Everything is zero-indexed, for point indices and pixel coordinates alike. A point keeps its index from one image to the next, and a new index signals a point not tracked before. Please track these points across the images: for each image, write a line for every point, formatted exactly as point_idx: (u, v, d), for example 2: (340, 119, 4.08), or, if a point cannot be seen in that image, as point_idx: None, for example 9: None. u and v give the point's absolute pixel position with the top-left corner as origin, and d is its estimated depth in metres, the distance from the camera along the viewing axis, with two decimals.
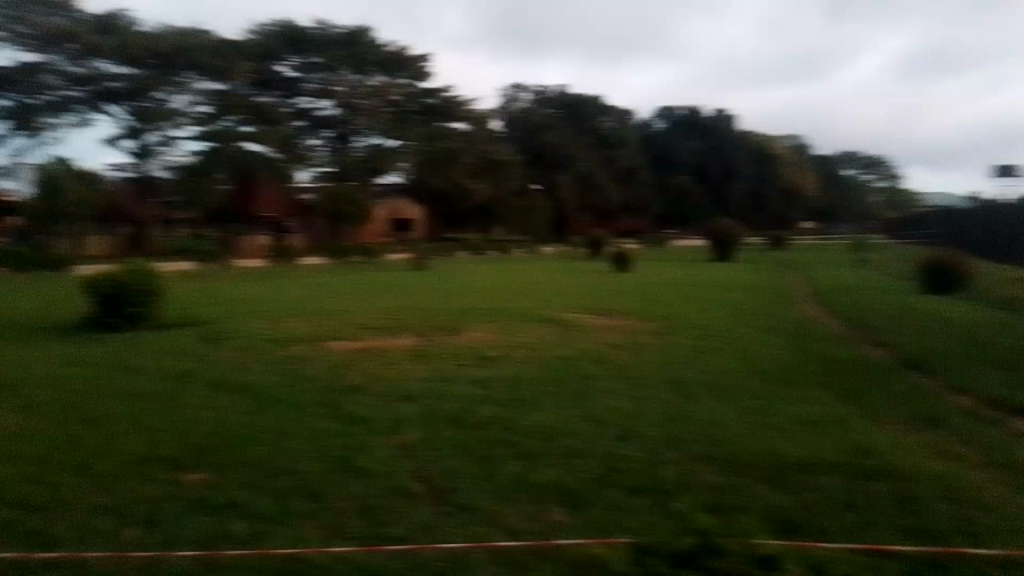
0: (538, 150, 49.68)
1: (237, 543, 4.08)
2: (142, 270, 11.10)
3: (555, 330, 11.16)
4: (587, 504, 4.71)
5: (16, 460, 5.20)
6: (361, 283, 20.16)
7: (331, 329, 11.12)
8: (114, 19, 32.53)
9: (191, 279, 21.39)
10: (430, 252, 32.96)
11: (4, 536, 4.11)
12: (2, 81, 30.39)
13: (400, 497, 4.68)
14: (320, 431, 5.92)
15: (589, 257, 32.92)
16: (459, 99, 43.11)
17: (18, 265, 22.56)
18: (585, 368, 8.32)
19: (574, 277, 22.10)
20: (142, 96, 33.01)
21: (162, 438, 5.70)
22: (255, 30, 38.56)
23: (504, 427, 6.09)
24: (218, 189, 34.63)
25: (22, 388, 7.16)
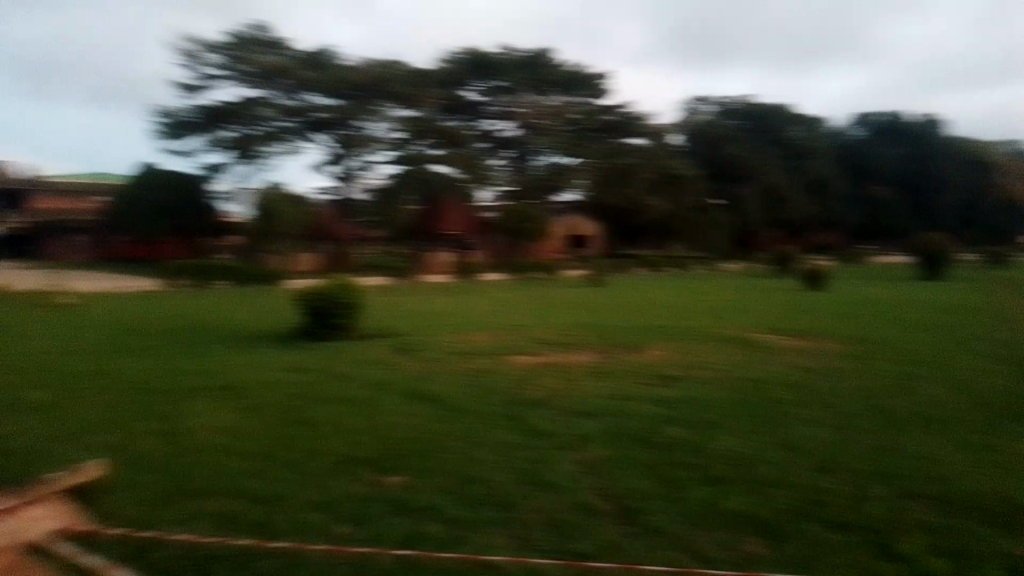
0: (720, 165, 48.16)
1: (435, 546, 4.29)
2: (345, 286, 12.04)
3: (740, 350, 10.73)
4: (785, 536, 4.49)
5: (244, 455, 5.81)
6: (541, 299, 20.48)
7: (514, 343, 11.45)
8: (322, 56, 35.90)
9: (383, 293, 22.87)
10: (608, 269, 32.97)
11: (238, 523, 4.60)
12: (229, 116, 34.35)
13: (587, 513, 4.72)
14: (507, 443, 6.09)
15: (777, 275, 31.32)
16: (639, 115, 42.94)
17: (239, 279, 25.20)
18: (776, 392, 7.92)
19: (760, 295, 21.08)
20: (345, 125, 36.04)
21: (365, 441, 6.13)
22: (446, 58, 40.60)
23: (690, 450, 5.94)
24: (407, 208, 36.79)
25: (246, 390, 8.00)
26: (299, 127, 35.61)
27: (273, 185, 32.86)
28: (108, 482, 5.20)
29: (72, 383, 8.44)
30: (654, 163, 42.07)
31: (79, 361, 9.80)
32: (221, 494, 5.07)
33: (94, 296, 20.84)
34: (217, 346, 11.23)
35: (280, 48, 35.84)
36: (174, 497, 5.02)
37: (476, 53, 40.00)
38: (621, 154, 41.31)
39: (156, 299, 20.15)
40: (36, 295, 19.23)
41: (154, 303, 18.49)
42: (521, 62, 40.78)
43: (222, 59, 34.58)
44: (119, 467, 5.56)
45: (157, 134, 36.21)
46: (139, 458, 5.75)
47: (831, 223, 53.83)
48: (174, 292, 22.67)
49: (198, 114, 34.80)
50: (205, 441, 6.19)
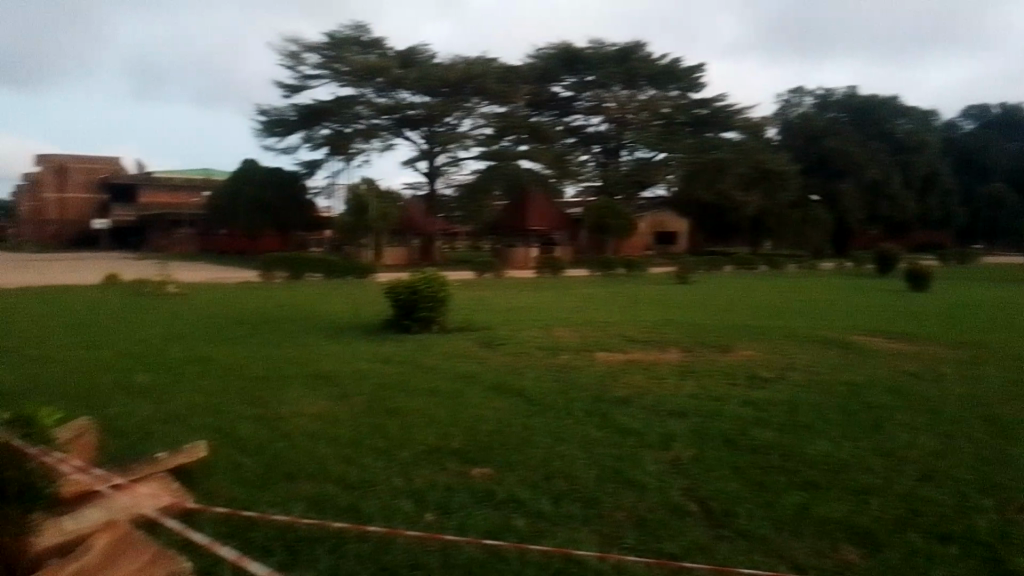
0: (818, 159, 46.10)
1: (521, 538, 4.32)
2: (432, 279, 12.24)
3: (836, 352, 10.36)
4: (885, 546, 4.30)
5: (336, 442, 6.00)
6: (630, 295, 20.34)
7: (598, 340, 11.39)
8: (416, 54, 36.88)
9: (469, 287, 23.16)
10: (695, 266, 32.29)
11: (331, 507, 4.75)
12: (325, 114, 35.50)
13: (675, 514, 4.65)
14: (592, 439, 6.07)
15: (876, 275, 29.98)
16: (732, 108, 42.09)
17: (331, 271, 26.04)
18: (874, 397, 7.61)
19: (859, 296, 20.28)
20: (436, 122, 36.51)
21: (452, 432, 6.24)
22: (536, 54, 40.77)
23: (782, 453, 5.78)
24: (493, 205, 37.33)
25: (339, 379, 8.27)
26: (391, 124, 36.38)
27: (364, 181, 33.57)
28: (209, 465, 5.47)
29: (178, 367, 8.95)
30: (746, 158, 40.94)
31: (185, 347, 10.38)
32: (315, 478, 5.26)
33: (197, 285, 21.93)
34: (311, 336, 11.66)
35: (377, 48, 36.95)
36: (270, 480, 5.24)
37: (567, 48, 39.89)
38: (713, 149, 40.41)
39: (255, 289, 21.02)
40: (146, 284, 20.38)
41: (252, 293, 19.28)
42: (614, 56, 40.30)
43: (320, 59, 35.87)
44: (221, 449, 5.85)
45: (259, 132, 37.91)
46: (238, 441, 6.04)
47: (939, 220, 50.82)
48: (270, 283, 23.59)
49: (297, 112, 36.17)
50: (299, 426, 6.44)
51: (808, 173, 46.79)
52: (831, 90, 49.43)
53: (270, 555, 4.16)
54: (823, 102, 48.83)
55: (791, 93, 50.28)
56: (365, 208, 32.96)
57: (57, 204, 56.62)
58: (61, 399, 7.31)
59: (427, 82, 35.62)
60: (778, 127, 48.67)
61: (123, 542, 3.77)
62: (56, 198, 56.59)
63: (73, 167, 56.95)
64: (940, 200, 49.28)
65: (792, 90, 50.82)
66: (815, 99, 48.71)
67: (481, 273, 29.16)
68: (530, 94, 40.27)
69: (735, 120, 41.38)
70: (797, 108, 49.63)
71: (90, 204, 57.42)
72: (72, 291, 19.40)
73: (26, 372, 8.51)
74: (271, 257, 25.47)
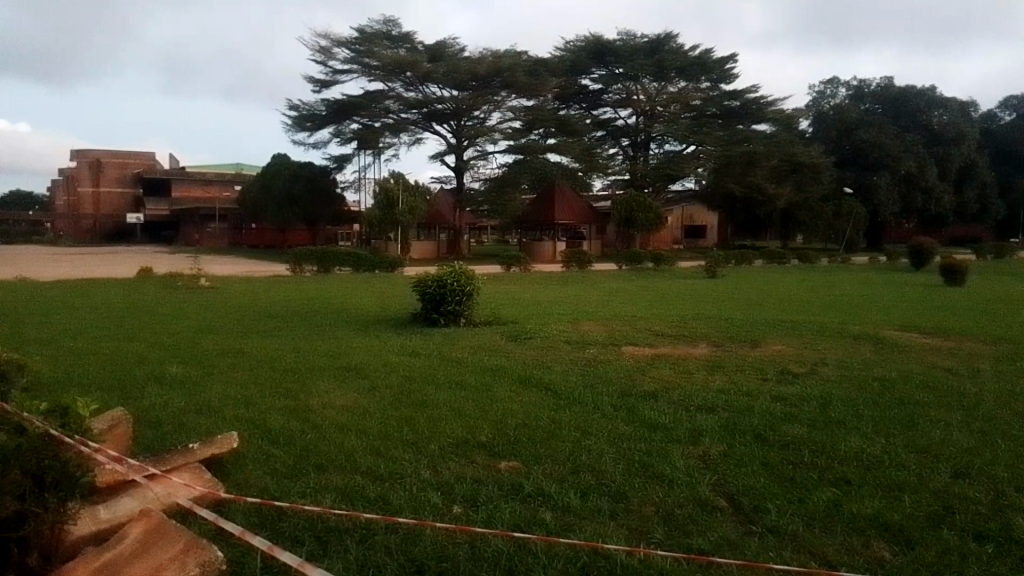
0: (852, 151, 45.95)
1: (549, 531, 4.31)
2: (460, 273, 12.22)
3: (869, 348, 10.20)
4: (918, 543, 4.22)
5: (364, 434, 6.05)
6: (658, 290, 20.15)
7: (627, 334, 11.31)
8: (445, 48, 37.15)
9: (499, 281, 23.09)
10: (726, 261, 31.88)
11: (356, 499, 4.79)
12: (353, 109, 35.69)
13: (704, 509, 4.62)
14: (620, 433, 6.06)
15: (911, 270, 29.41)
16: (763, 100, 41.79)
17: (359, 264, 26.25)
18: (908, 393, 7.46)
19: (895, 290, 19.83)
20: (464, 115, 36.46)
21: (481, 425, 6.28)
22: (565, 46, 40.87)
23: (814, 449, 5.71)
24: (519, 198, 36.90)
25: (370, 372, 8.34)
26: (419, 118, 36.48)
27: (392, 176, 33.69)
28: (241, 456, 5.54)
29: (211, 359, 9.11)
30: (778, 150, 40.35)
31: (215, 339, 10.54)
32: (344, 470, 5.31)
33: (229, 279, 22.08)
34: (339, 330, 11.74)
35: (407, 42, 37.14)
36: (301, 470, 5.32)
37: (596, 40, 40.04)
38: (745, 141, 39.98)
39: (285, 283, 21.19)
40: (180, 278, 20.63)
41: (282, 287, 19.41)
42: (643, 47, 40.40)
43: (350, 54, 36.09)
44: (251, 440, 5.91)
45: (290, 127, 38.44)
46: (268, 432, 6.12)
47: (977, 213, 49.67)
48: (299, 277, 23.75)
49: (326, 107, 36.45)
50: (328, 418, 6.52)
51: (841, 165, 46.67)
52: (866, 80, 49.52)
53: (299, 544, 4.20)
54: (858, 93, 48.99)
55: (826, 85, 50.11)
56: (394, 202, 33.13)
57: (92, 198, 57.64)
58: (96, 390, 7.45)
59: (456, 76, 35.50)
60: (811, 118, 48.17)
61: (156, 529, 3.83)
62: (91, 193, 57.60)
63: (107, 162, 57.92)
64: (977, 192, 48.24)
65: (826, 80, 50.66)
66: (851, 90, 49.01)
67: (508, 266, 29.05)
68: (559, 87, 40.28)
69: (767, 111, 41.73)
70: (832, 99, 49.66)
71: (124, 199, 58.45)
72: (108, 284, 19.65)
73: (61, 364, 8.66)
74: (301, 251, 25.69)
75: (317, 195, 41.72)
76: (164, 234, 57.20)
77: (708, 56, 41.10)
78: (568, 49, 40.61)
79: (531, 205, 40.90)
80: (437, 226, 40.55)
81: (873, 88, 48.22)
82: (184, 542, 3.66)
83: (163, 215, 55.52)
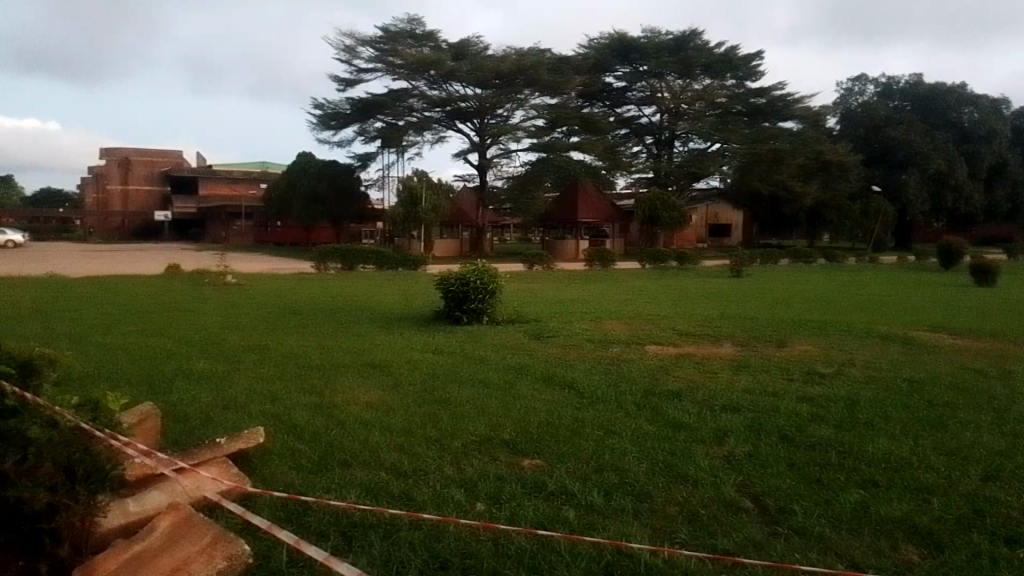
0: (880, 149, 45.30)
1: (572, 529, 4.31)
2: (483, 271, 12.22)
3: (897, 348, 10.07)
4: (948, 547, 4.15)
5: (388, 431, 6.08)
6: (682, 288, 19.97)
7: (651, 333, 11.27)
8: (469, 46, 37.20)
9: (520, 280, 23.04)
10: (750, 260, 31.61)
11: (380, 495, 4.82)
12: (378, 107, 35.87)
13: (730, 510, 4.58)
14: (644, 433, 6.04)
15: (942, 269, 28.91)
16: (790, 98, 41.37)
17: (383, 262, 26.32)
18: (938, 395, 7.36)
19: (924, 290, 19.52)
20: (487, 114, 36.48)
21: (505, 423, 6.29)
22: (589, 44, 40.75)
23: (841, 450, 5.65)
24: (543, 196, 36.88)
25: (393, 369, 8.37)
26: (443, 117, 36.59)
27: (415, 174, 33.81)
28: (267, 450, 5.60)
29: (238, 355, 9.19)
30: (804, 148, 39.89)
31: (241, 336, 10.65)
32: (368, 466, 5.34)
33: (254, 276, 22.23)
34: (363, 326, 11.80)
35: (430, 41, 37.25)
36: (326, 465, 5.35)
37: (621, 37, 39.86)
38: (771, 139, 39.58)
39: (310, 280, 21.32)
40: (207, 275, 20.82)
41: (307, 285, 19.53)
42: (668, 45, 40.16)
43: (374, 53, 36.29)
44: (277, 435, 5.97)
45: (315, 125, 38.74)
46: (295, 428, 6.18)
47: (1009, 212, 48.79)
48: (324, 274, 23.87)
49: (351, 106, 36.67)
50: (353, 414, 6.56)
51: (870, 164, 46.00)
52: (895, 77, 48.74)
53: (325, 539, 4.23)
54: (887, 90, 48.22)
55: (854, 82, 49.35)
56: (417, 200, 33.23)
57: (121, 196, 58.61)
58: (125, 385, 7.57)
59: (480, 74, 35.53)
60: (838, 116, 47.56)
61: (183, 522, 3.88)
62: (120, 190, 58.56)
63: (136, 160, 58.71)
64: (1009, 191, 47.41)
65: (854, 77, 49.92)
66: (879, 87, 48.27)
67: (531, 264, 29.02)
68: (583, 85, 40.16)
69: (794, 109, 41.24)
70: (860, 97, 48.85)
71: (152, 196, 59.29)
72: (136, 281, 19.89)
73: (91, 358, 8.82)
74: (325, 248, 25.85)
75: (342, 193, 42.00)
76: (190, 232, 57.90)
77: (734, 53, 40.77)
78: (592, 46, 40.49)
79: (554, 203, 40.86)
80: (460, 224, 40.69)
81: (902, 85, 47.47)
82: (212, 536, 3.71)
83: (190, 213, 56.19)
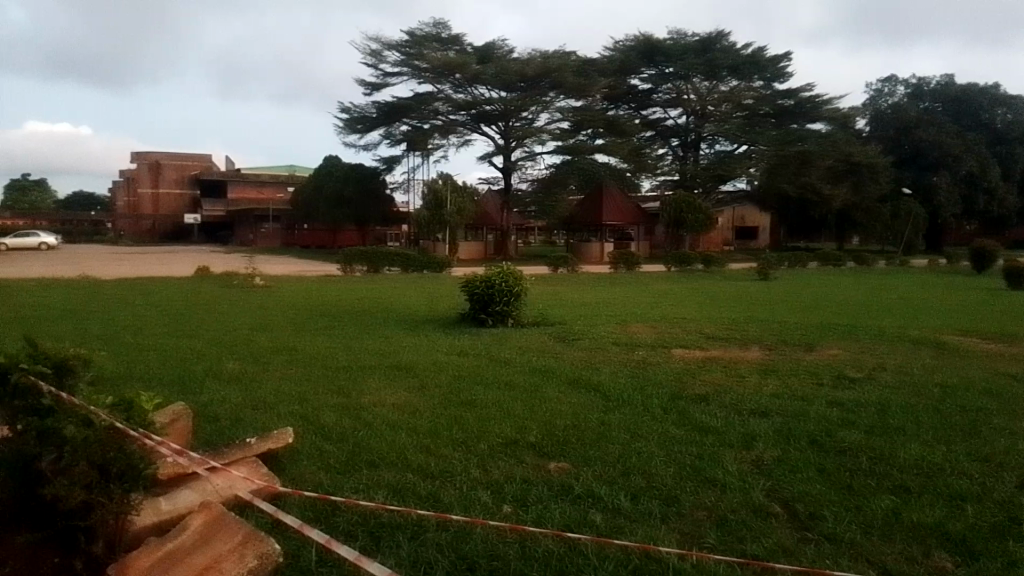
0: (910, 151, 44.61)
1: (599, 532, 4.30)
2: (508, 273, 12.26)
3: (931, 353, 9.90)
4: (983, 555, 4.08)
5: (414, 433, 6.11)
6: (708, 292, 19.81)
7: (676, 336, 11.22)
8: (494, 50, 37.32)
9: (546, 282, 23.01)
10: (778, 262, 31.30)
11: (406, 496, 4.84)
12: (403, 111, 36.09)
13: (759, 516, 4.54)
14: (669, 436, 6.01)
15: (975, 273, 28.40)
16: (818, 99, 41.00)
17: (408, 264, 26.44)
18: (971, 399, 7.26)
19: (957, 294, 19.18)
20: (512, 117, 36.49)
21: (529, 425, 6.29)
22: (614, 46, 40.67)
23: (873, 457, 5.56)
24: (567, 199, 36.83)
25: (420, 372, 8.41)
26: (468, 120, 36.61)
27: (440, 177, 33.93)
28: (296, 451, 5.66)
29: (265, 357, 9.31)
30: (833, 149, 39.45)
31: (268, 337, 10.78)
32: (395, 467, 5.37)
33: (281, 278, 22.39)
34: (388, 329, 11.87)
35: (456, 44, 37.49)
36: (353, 466, 5.40)
37: (646, 39, 39.68)
38: (798, 140, 39.20)
39: (337, 282, 21.53)
40: (236, 277, 21.09)
41: (335, 287, 19.69)
42: (694, 46, 39.95)
43: (400, 57, 36.53)
44: (305, 436, 6.03)
45: (341, 129, 39.10)
46: (322, 429, 6.22)
47: None
48: (350, 277, 24.05)
49: (377, 110, 36.98)
50: (379, 416, 6.62)
51: (900, 165, 45.32)
52: (925, 77, 47.95)
53: (353, 539, 4.26)
54: (917, 91, 47.43)
55: (884, 83, 48.63)
56: (442, 203, 33.36)
57: (151, 200, 59.58)
58: (157, 384, 7.71)
59: (505, 77, 35.60)
60: (867, 117, 46.91)
61: (214, 522, 3.93)
62: (150, 194, 59.44)
63: (167, 164, 59.67)
64: None
65: (884, 78, 49.19)
66: (909, 88, 47.53)
67: (555, 267, 28.99)
68: (608, 88, 40.07)
69: (822, 110, 40.89)
70: (890, 98, 48.08)
71: (182, 200, 60.20)
72: (166, 283, 20.22)
73: (124, 359, 9.00)
74: (351, 251, 26.08)
75: (368, 196, 42.30)
76: (219, 235, 58.74)
77: (761, 55, 40.44)
78: (618, 48, 40.39)
79: (579, 206, 40.87)
80: (485, 227, 40.77)
81: (933, 86, 46.71)
82: (243, 535, 3.75)
83: (219, 216, 57.02)
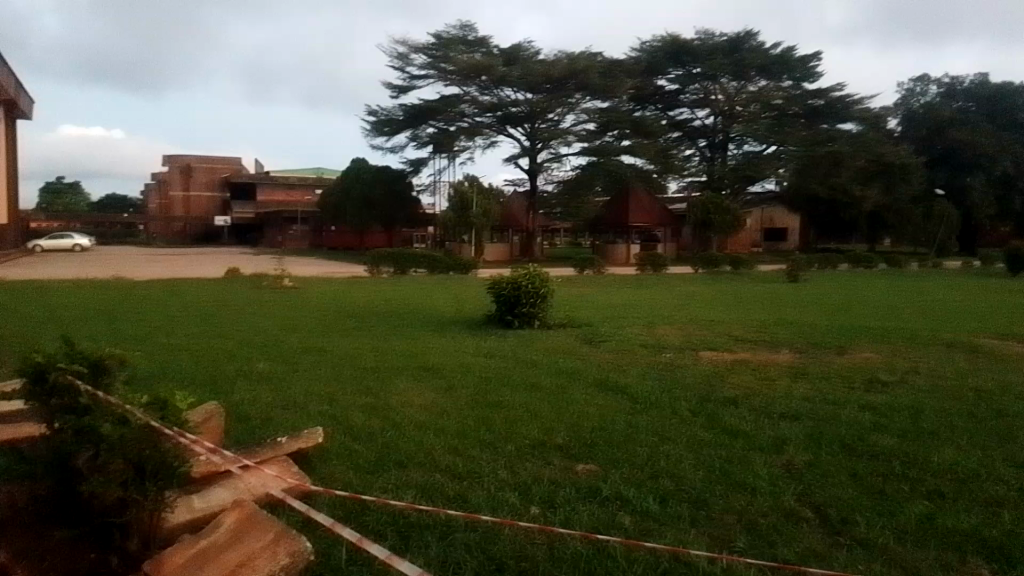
0: (943, 151, 43.88)
1: (627, 535, 4.30)
2: (535, 275, 12.27)
3: (966, 357, 9.72)
4: (1020, 562, 4.00)
5: (440, 434, 6.14)
6: (736, 294, 19.70)
7: (705, 339, 11.16)
8: (521, 51, 37.34)
9: (570, 284, 23.02)
10: (808, 264, 30.94)
11: (435, 497, 4.87)
12: (430, 114, 36.27)
13: (790, 520, 4.50)
14: (700, 439, 5.98)
15: (1010, 275, 27.85)
16: (848, 99, 40.54)
17: (433, 265, 26.58)
18: (1009, 404, 7.11)
19: (990, 297, 18.86)
20: (538, 118, 36.46)
21: (557, 427, 6.30)
22: (641, 47, 40.52)
23: (905, 461, 5.49)
24: (592, 201, 36.81)
25: (448, 373, 8.45)
26: (494, 122, 36.68)
27: (466, 179, 34.04)
28: (326, 450, 5.71)
29: (296, 357, 9.41)
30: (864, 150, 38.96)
31: (297, 338, 10.88)
32: (423, 468, 5.40)
33: (310, 279, 22.74)
34: (416, 330, 11.96)
35: (483, 46, 37.63)
36: (382, 466, 5.44)
37: (674, 39, 39.43)
38: (828, 141, 38.80)
39: (363, 283, 21.80)
40: (266, 277, 21.44)
41: (362, 288, 19.89)
42: (722, 47, 39.68)
43: (427, 60, 36.71)
44: (336, 436, 6.09)
45: (369, 131, 39.44)
46: (351, 430, 6.27)
47: None
48: (376, 278, 24.28)
49: (404, 112, 37.24)
50: (408, 416, 6.65)
51: (933, 166, 44.59)
52: (958, 77, 46.99)
53: (383, 538, 4.30)
54: (950, 90, 46.48)
55: (916, 82, 47.71)
56: (468, 204, 33.43)
57: (183, 202, 60.74)
58: (190, 384, 7.83)
59: (530, 79, 35.62)
60: (899, 117, 46.17)
61: (246, 520, 3.98)
62: (182, 196, 60.50)
63: (198, 167, 60.85)
64: None
65: (916, 78, 48.15)
66: (942, 87, 46.58)
67: (581, 269, 28.94)
68: (635, 88, 39.98)
69: (853, 110, 40.44)
70: (923, 97, 47.15)
71: (213, 202, 61.32)
72: (198, 283, 20.60)
73: (158, 359, 9.15)
74: (378, 252, 26.30)
75: (394, 198, 42.65)
76: (249, 237, 59.63)
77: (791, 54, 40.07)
78: (645, 48, 40.24)
79: (605, 207, 40.69)
80: (511, 228, 40.81)
81: (967, 85, 45.82)
82: (276, 533, 3.80)
83: (249, 218, 57.81)
